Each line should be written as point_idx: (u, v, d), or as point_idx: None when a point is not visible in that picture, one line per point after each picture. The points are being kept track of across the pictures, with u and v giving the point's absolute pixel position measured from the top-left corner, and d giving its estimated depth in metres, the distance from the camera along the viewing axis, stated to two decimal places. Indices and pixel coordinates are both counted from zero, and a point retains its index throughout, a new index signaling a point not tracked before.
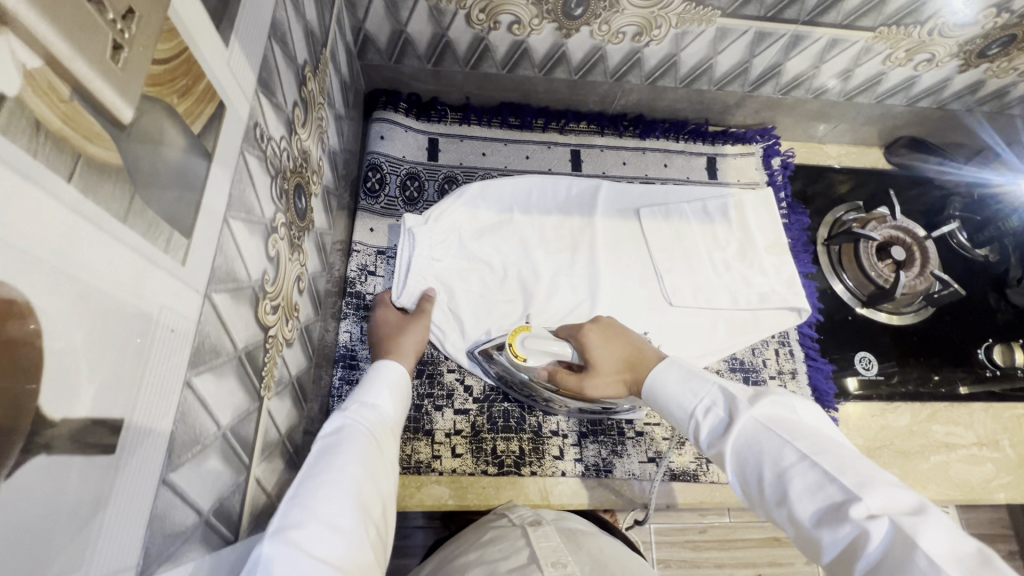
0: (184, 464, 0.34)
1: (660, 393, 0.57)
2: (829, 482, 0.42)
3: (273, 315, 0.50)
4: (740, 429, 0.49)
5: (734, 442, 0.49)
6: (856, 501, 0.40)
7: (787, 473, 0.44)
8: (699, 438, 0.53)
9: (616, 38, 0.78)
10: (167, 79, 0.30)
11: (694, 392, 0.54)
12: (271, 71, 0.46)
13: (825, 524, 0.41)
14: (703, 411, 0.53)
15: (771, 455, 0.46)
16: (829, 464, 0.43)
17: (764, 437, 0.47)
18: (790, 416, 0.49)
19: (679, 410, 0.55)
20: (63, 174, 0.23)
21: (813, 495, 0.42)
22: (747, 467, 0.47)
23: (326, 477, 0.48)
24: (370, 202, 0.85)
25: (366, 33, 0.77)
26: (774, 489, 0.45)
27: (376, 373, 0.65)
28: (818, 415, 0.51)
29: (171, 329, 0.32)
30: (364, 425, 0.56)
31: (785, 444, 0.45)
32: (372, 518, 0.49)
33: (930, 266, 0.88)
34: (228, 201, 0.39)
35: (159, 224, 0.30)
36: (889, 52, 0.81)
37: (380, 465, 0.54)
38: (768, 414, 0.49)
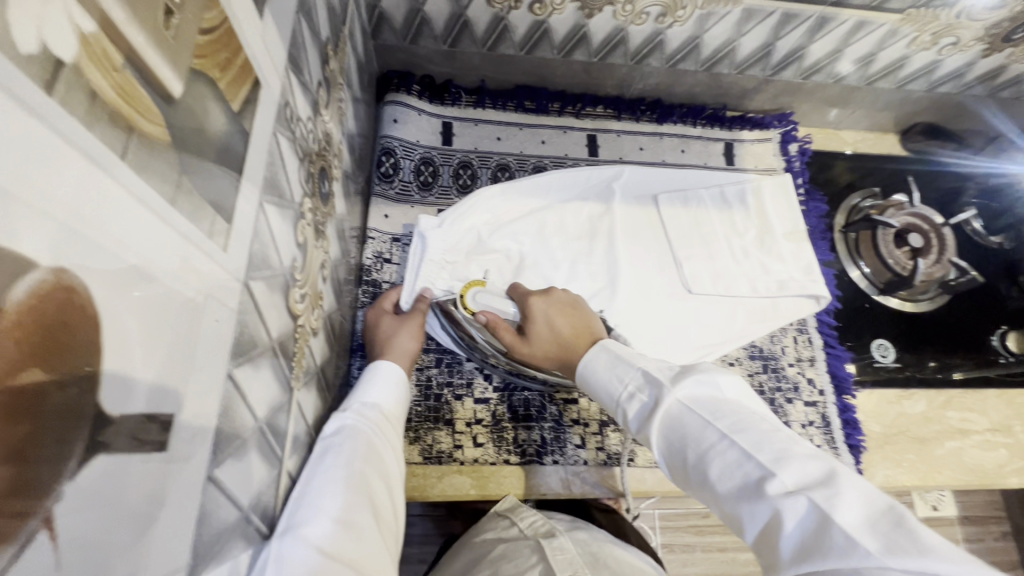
0: (227, 459, 0.33)
1: (591, 373, 0.58)
2: (746, 460, 0.41)
3: (301, 303, 0.48)
4: (667, 412, 0.48)
5: (661, 426, 0.48)
6: (772, 479, 0.39)
7: (709, 454, 0.44)
8: (626, 421, 0.53)
9: (640, 18, 0.76)
10: (210, 50, 0.28)
11: (621, 378, 0.54)
12: (299, 48, 0.44)
13: (745, 503, 0.40)
14: (628, 397, 0.52)
15: (694, 437, 0.45)
16: (745, 442, 0.42)
17: (687, 418, 0.46)
18: (712, 394, 0.48)
19: (606, 394, 0.55)
20: (117, 151, 0.21)
21: (733, 476, 0.42)
22: (674, 452, 0.47)
23: (334, 473, 0.47)
24: (384, 187, 0.83)
25: (381, 11, 0.74)
26: (698, 473, 0.44)
27: (373, 374, 0.62)
28: (741, 386, 0.49)
29: (215, 319, 0.30)
30: (367, 422, 0.55)
31: (705, 425, 0.45)
32: (381, 517, 0.48)
33: (947, 253, 0.89)
34: (263, 184, 0.37)
35: (204, 207, 0.28)
36: (914, 36, 0.80)
37: (386, 463, 0.54)
38: (692, 394, 0.47)
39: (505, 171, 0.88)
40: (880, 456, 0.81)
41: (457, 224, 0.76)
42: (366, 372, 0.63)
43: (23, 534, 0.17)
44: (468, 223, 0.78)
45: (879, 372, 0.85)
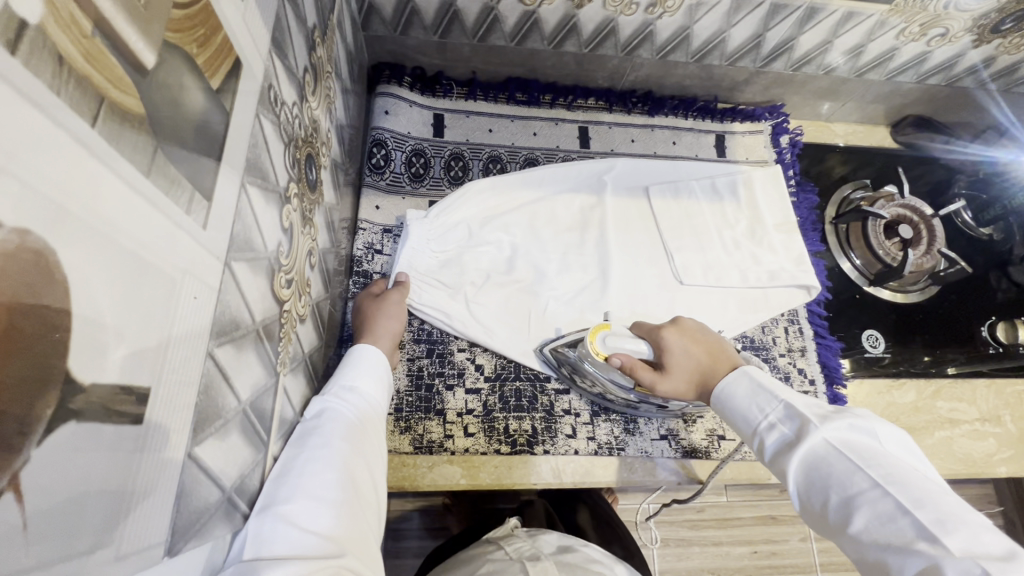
0: (207, 438, 0.33)
1: (732, 401, 0.57)
2: (901, 514, 0.41)
3: (288, 289, 0.48)
4: (810, 449, 0.48)
5: (801, 462, 0.49)
6: (932, 539, 0.38)
7: (857, 500, 0.44)
8: (761, 449, 0.54)
9: (629, 9, 0.76)
10: (187, 26, 0.28)
11: (762, 408, 0.55)
12: (284, 32, 0.44)
13: (895, 555, 0.40)
14: (768, 427, 0.53)
15: (840, 480, 0.45)
16: (903, 496, 0.42)
17: (834, 461, 0.46)
18: (871, 443, 0.47)
19: (744, 421, 0.56)
20: (87, 118, 0.21)
21: (884, 526, 0.41)
22: (812, 491, 0.47)
23: (313, 451, 0.48)
24: (376, 178, 0.83)
25: (371, 1, 0.74)
26: (840, 513, 0.44)
27: (354, 358, 0.62)
28: (903, 443, 0.48)
29: (194, 297, 0.30)
30: (347, 404, 0.55)
31: (855, 471, 0.45)
32: (363, 493, 0.49)
33: (937, 243, 0.87)
34: (245, 165, 0.37)
35: (181, 182, 0.28)
36: (903, 27, 0.80)
37: (367, 444, 0.53)
38: (844, 438, 0.48)
39: (497, 163, 0.88)
40: None
41: (449, 216, 0.78)
42: (346, 358, 0.63)
43: None
44: (461, 215, 0.79)
45: (868, 363, 0.86)
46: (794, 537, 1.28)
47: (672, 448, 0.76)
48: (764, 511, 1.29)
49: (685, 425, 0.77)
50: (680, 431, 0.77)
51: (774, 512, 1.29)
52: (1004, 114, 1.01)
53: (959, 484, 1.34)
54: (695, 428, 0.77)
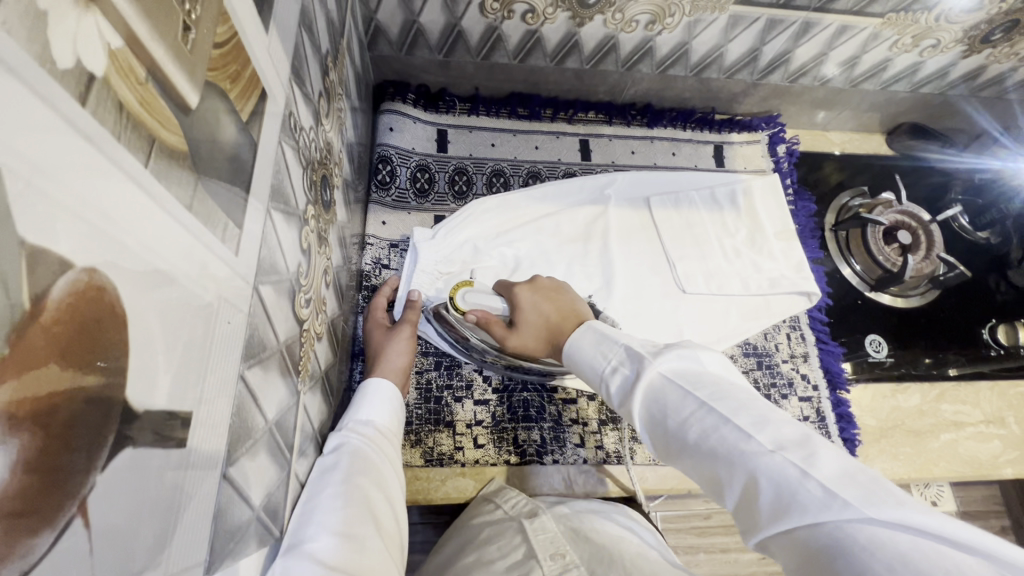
0: (240, 458, 0.34)
1: (575, 350, 0.58)
2: (725, 425, 0.42)
3: (306, 309, 0.49)
4: (649, 384, 0.48)
5: (644, 397, 0.49)
6: (754, 443, 0.40)
7: (689, 422, 0.44)
8: (608, 396, 0.53)
9: (630, 27, 0.78)
10: (222, 63, 0.29)
11: (605, 355, 0.55)
12: (301, 60, 0.46)
13: (726, 465, 0.41)
14: (611, 372, 0.53)
15: (674, 407, 0.46)
16: (725, 409, 0.43)
17: (668, 389, 0.47)
18: (694, 366, 0.48)
19: (591, 370, 0.56)
20: (141, 159, 0.22)
21: (713, 441, 0.43)
22: (655, 423, 0.47)
23: (335, 489, 0.49)
24: (382, 194, 0.84)
25: (377, 23, 0.76)
26: (680, 440, 0.45)
27: (367, 390, 0.63)
28: (719, 358, 0.50)
29: (227, 321, 0.31)
30: (364, 438, 0.56)
31: (685, 395, 0.45)
32: (385, 529, 0.49)
33: (936, 250, 0.91)
34: (270, 192, 0.39)
35: (217, 212, 0.29)
36: (896, 38, 0.82)
37: (385, 478, 0.54)
38: (671, 365, 0.48)
39: (500, 176, 0.90)
40: (875, 450, 0.82)
41: (452, 235, 0.79)
42: (360, 392, 0.63)
43: (62, 519, 0.18)
44: (465, 234, 0.80)
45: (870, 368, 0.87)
46: None
47: None
48: None
49: None
50: None
51: None
52: (990, 122, 1.04)
53: (965, 486, 1.35)
54: None
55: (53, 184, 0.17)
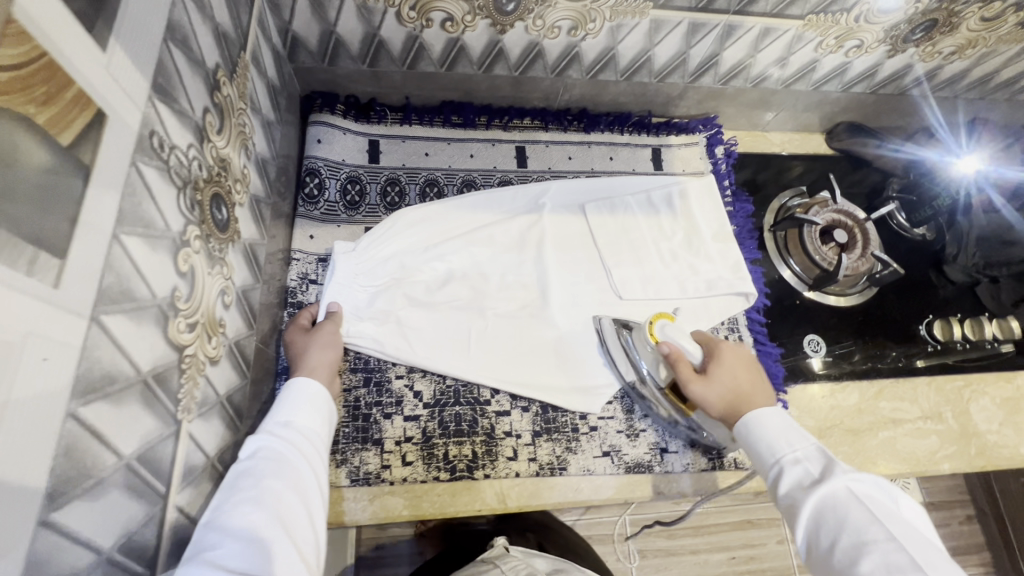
0: (73, 501, 0.32)
1: (757, 430, 0.63)
2: (910, 566, 0.46)
3: (189, 334, 0.47)
4: (831, 492, 0.53)
5: (820, 503, 0.53)
6: None
7: (867, 545, 0.49)
8: (777, 480, 0.58)
9: (552, 33, 0.77)
10: (16, 86, 0.28)
11: (790, 445, 0.60)
12: (169, 77, 0.44)
13: None
14: (793, 461, 0.58)
15: (854, 527, 0.50)
16: (915, 553, 0.47)
17: (854, 509, 0.51)
18: (888, 502, 0.52)
19: (768, 452, 0.61)
20: None
21: (887, 571, 0.47)
22: (820, 532, 0.52)
23: (242, 497, 0.48)
24: (309, 208, 0.83)
25: (294, 34, 0.74)
26: (846, 552, 0.49)
27: (291, 390, 0.61)
28: (919, 515, 0.53)
29: (44, 358, 0.30)
30: (281, 438, 0.55)
31: (873, 521, 0.50)
32: (293, 533, 0.48)
33: (870, 248, 0.91)
34: (119, 215, 0.37)
35: (18, 244, 0.28)
36: (820, 40, 0.82)
37: (302, 478, 0.53)
38: (865, 490, 0.53)
39: (434, 186, 0.89)
40: None
41: (375, 250, 0.78)
42: (286, 390, 0.62)
43: None
44: (390, 249, 0.79)
45: (821, 360, 0.88)
46: (771, 540, 1.28)
47: (615, 464, 0.76)
48: (741, 515, 1.29)
49: (628, 440, 0.77)
50: (623, 446, 0.77)
51: (751, 515, 1.29)
52: (935, 113, 1.03)
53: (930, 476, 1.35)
54: (637, 442, 0.78)
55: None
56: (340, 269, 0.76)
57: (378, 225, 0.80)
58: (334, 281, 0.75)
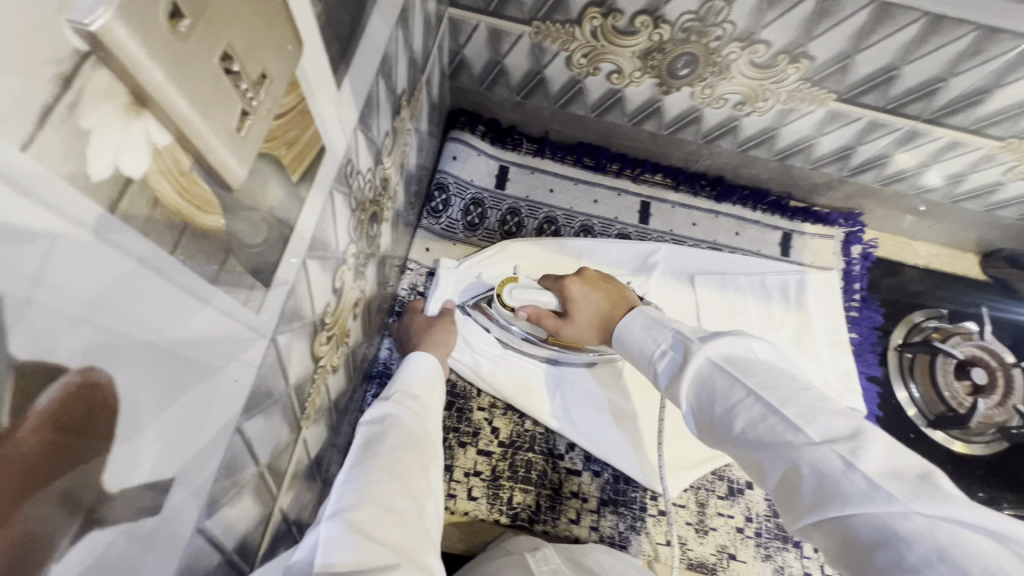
0: (221, 508, 0.34)
1: (625, 339, 0.59)
2: (772, 414, 0.42)
3: (326, 345, 0.49)
4: (694, 369, 0.49)
5: (689, 381, 0.49)
6: (799, 433, 0.40)
7: (734, 410, 0.44)
8: (656, 378, 0.55)
9: (717, 103, 0.74)
10: (281, 132, 0.29)
11: (654, 339, 0.55)
12: (371, 107, 0.46)
13: (769, 452, 0.41)
14: (660, 354, 0.54)
15: (721, 394, 0.46)
16: (773, 397, 0.43)
17: (716, 375, 0.46)
18: (742, 353, 0.48)
19: (640, 353, 0.57)
20: (169, 247, 0.22)
21: (758, 427, 0.42)
22: (700, 408, 0.47)
23: (377, 459, 0.47)
24: (431, 222, 0.86)
25: (463, 58, 0.76)
26: (721, 423, 0.45)
27: (415, 362, 0.62)
28: (771, 347, 0.49)
29: (235, 378, 0.31)
30: (408, 408, 0.55)
31: (734, 381, 0.45)
32: (423, 504, 0.47)
33: (1012, 398, 0.81)
34: (311, 241, 0.39)
35: (246, 279, 0.30)
36: (1012, 164, 0.75)
37: (426, 452, 0.52)
38: (719, 351, 0.48)
39: (552, 224, 0.89)
40: None
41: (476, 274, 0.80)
42: (404, 363, 0.63)
43: None
44: (491, 277, 0.81)
45: None
46: None
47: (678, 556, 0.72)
48: None
49: (696, 535, 0.74)
50: (689, 540, 0.73)
51: None
52: None
53: None
54: (705, 540, 0.74)
55: (48, 290, 0.17)
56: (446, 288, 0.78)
57: (484, 251, 0.82)
58: (438, 298, 0.78)
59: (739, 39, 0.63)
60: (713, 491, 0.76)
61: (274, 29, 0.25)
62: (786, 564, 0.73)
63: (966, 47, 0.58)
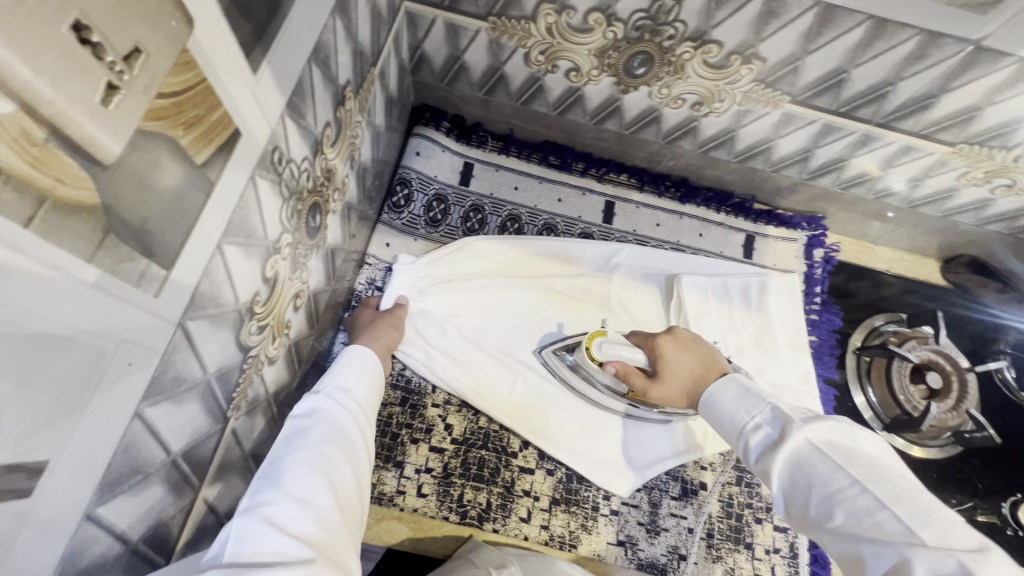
0: (119, 495, 0.34)
1: (716, 406, 0.56)
2: (880, 509, 0.40)
3: (257, 335, 0.48)
4: (793, 449, 0.46)
5: (784, 462, 0.46)
6: (911, 534, 0.38)
7: (836, 498, 0.42)
8: (745, 453, 0.51)
9: (676, 103, 0.75)
10: (173, 111, 0.29)
11: (748, 410, 0.53)
12: (304, 95, 0.45)
13: (872, 548, 0.39)
14: (753, 428, 0.51)
15: (820, 480, 0.44)
16: (881, 493, 0.41)
17: (816, 459, 0.45)
18: (848, 443, 0.46)
19: (730, 423, 0.54)
20: (20, 219, 0.21)
21: (863, 522, 0.40)
22: (796, 491, 0.45)
23: (300, 454, 0.46)
24: (393, 217, 0.85)
25: (423, 52, 0.76)
26: (820, 511, 0.43)
27: (350, 358, 0.61)
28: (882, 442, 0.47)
29: (129, 363, 0.31)
30: (338, 403, 0.54)
31: (836, 469, 0.43)
32: (347, 499, 0.47)
33: (966, 402, 0.83)
34: (228, 226, 0.38)
35: (136, 261, 0.29)
36: (965, 170, 0.75)
37: (355, 447, 0.51)
38: (822, 436, 0.46)
39: (515, 222, 0.88)
40: None
41: (436, 269, 0.79)
42: (342, 358, 0.62)
43: None
44: (451, 272, 0.80)
45: None
46: None
47: (627, 557, 0.72)
48: None
49: (647, 535, 0.73)
50: (639, 540, 0.73)
51: None
52: None
53: None
54: (657, 540, 0.73)
55: None
56: (403, 282, 0.78)
57: (445, 247, 0.82)
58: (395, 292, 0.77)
59: (691, 39, 0.63)
60: (666, 492, 0.76)
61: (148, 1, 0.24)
62: (736, 565, 0.73)
63: (911, 51, 0.59)
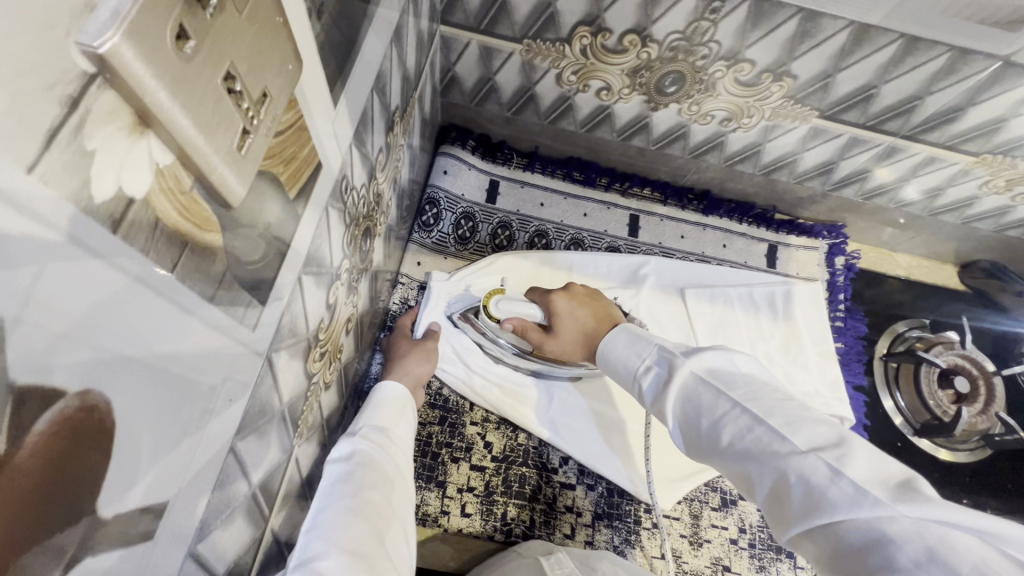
0: (212, 531, 0.33)
1: (610, 353, 0.60)
2: (758, 424, 0.43)
3: (319, 361, 0.49)
4: (681, 383, 0.50)
5: (676, 397, 0.50)
6: (784, 442, 0.41)
7: (721, 421, 0.45)
8: (642, 394, 0.56)
9: (704, 119, 0.76)
10: (280, 149, 0.29)
11: (638, 354, 0.57)
12: (366, 123, 0.46)
13: (755, 463, 0.42)
14: (644, 370, 0.55)
15: (708, 407, 0.47)
16: (758, 409, 0.44)
17: (700, 389, 0.48)
18: (727, 368, 0.49)
19: (624, 369, 0.58)
20: (168, 264, 0.22)
21: (746, 439, 0.43)
22: (690, 421, 0.48)
23: (342, 502, 0.46)
24: (423, 236, 0.86)
25: (454, 74, 0.77)
26: (710, 436, 0.46)
27: (380, 395, 0.61)
28: (757, 363, 0.51)
29: (229, 399, 0.31)
30: (372, 445, 0.54)
31: (718, 396, 0.46)
32: (392, 544, 0.45)
33: (993, 406, 0.85)
34: (306, 257, 0.39)
35: (243, 298, 0.29)
36: (986, 179, 0.78)
37: (394, 489, 0.51)
38: (704, 366, 0.49)
39: (543, 237, 0.89)
40: None
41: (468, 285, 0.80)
42: (370, 399, 0.61)
43: None
44: (483, 288, 0.81)
45: None
46: None
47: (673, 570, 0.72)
48: None
49: (690, 547, 0.74)
50: (684, 553, 0.73)
51: None
52: None
53: None
54: (700, 552, 0.74)
55: (50, 315, 0.16)
56: (437, 300, 0.78)
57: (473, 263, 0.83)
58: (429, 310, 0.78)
59: (725, 58, 0.65)
60: (706, 503, 0.76)
61: (276, 46, 0.25)
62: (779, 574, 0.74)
63: (940, 68, 0.61)
